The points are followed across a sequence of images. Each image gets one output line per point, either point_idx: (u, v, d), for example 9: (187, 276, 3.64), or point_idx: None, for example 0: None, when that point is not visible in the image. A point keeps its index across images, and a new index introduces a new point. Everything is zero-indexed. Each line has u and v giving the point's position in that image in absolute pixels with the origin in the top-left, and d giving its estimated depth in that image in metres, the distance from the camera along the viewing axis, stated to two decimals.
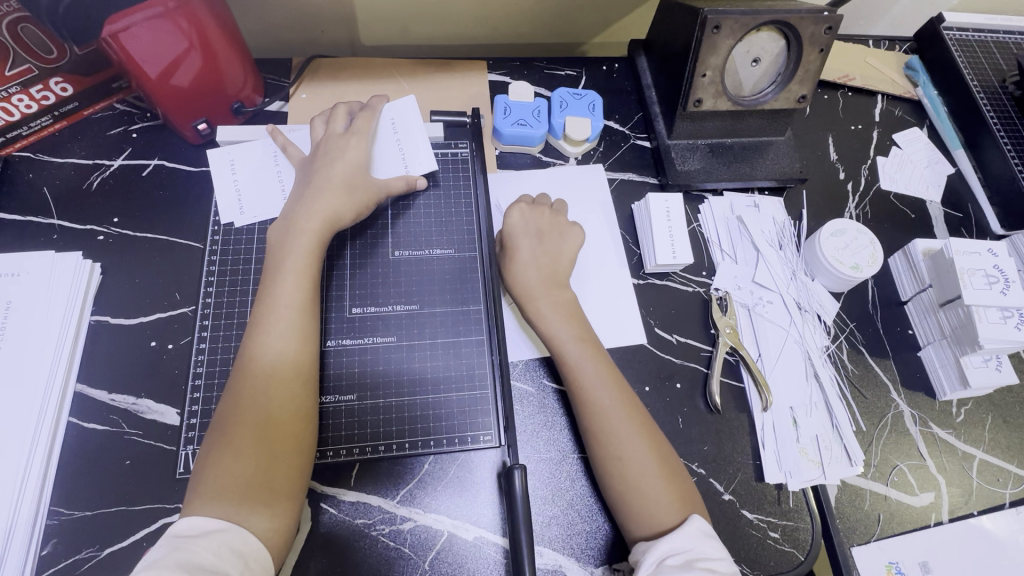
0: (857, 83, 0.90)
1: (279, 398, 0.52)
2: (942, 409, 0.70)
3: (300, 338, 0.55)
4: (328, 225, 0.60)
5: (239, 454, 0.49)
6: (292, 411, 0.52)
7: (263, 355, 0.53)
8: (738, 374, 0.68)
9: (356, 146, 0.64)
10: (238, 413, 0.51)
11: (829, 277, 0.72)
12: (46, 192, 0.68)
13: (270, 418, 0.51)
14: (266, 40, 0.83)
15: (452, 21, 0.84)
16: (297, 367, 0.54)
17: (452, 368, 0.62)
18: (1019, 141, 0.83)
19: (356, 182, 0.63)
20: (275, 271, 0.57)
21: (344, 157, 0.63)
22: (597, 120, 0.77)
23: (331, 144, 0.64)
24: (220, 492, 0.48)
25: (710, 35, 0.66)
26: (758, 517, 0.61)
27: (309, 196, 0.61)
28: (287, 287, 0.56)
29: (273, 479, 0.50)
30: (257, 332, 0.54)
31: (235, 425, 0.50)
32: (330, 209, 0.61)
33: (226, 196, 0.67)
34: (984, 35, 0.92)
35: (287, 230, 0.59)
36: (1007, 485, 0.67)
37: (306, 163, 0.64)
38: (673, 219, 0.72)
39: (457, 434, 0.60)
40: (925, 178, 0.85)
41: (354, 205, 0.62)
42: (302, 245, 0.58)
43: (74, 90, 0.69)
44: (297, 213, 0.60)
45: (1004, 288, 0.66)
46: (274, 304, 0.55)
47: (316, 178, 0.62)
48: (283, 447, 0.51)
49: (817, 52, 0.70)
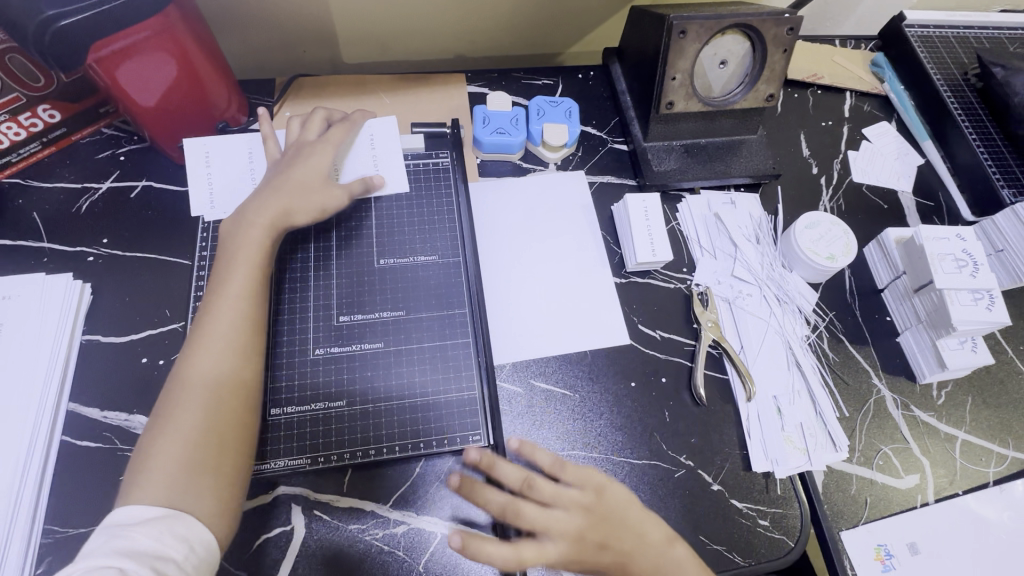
0: (825, 81, 0.93)
1: (214, 390, 0.53)
2: (923, 392, 0.71)
3: (243, 333, 0.56)
4: (277, 223, 0.62)
5: (175, 444, 0.50)
6: (230, 402, 0.53)
7: (205, 348, 0.55)
8: (722, 366, 0.69)
9: (323, 156, 0.66)
10: (176, 405, 0.52)
11: (807, 268, 0.74)
12: (36, 217, 0.69)
13: (207, 409, 0.52)
14: (249, 61, 0.85)
15: (431, 35, 0.86)
16: (241, 360, 0.55)
17: (421, 363, 0.63)
18: (983, 130, 0.86)
19: (316, 186, 0.65)
20: (226, 264, 0.59)
21: (306, 165, 0.65)
22: (573, 126, 0.79)
23: (297, 151, 0.67)
24: (156, 481, 0.49)
25: (677, 40, 0.69)
26: (747, 505, 0.62)
27: (263, 196, 0.63)
28: (235, 282, 0.58)
29: (213, 465, 0.51)
30: (202, 329, 0.56)
31: (174, 415, 0.52)
32: (283, 205, 0.62)
33: (197, 188, 0.69)
34: (945, 31, 0.95)
35: (239, 226, 0.61)
36: (990, 464, 0.68)
37: (273, 168, 0.66)
38: (652, 219, 0.73)
39: (409, 421, 0.61)
40: (895, 170, 0.88)
41: (312, 203, 0.64)
42: (253, 240, 0.60)
43: (62, 116, 0.71)
44: (252, 211, 0.62)
45: (973, 271, 0.68)
46: (222, 299, 0.57)
47: (279, 182, 0.64)
48: (219, 437, 0.52)
49: (781, 52, 0.72)
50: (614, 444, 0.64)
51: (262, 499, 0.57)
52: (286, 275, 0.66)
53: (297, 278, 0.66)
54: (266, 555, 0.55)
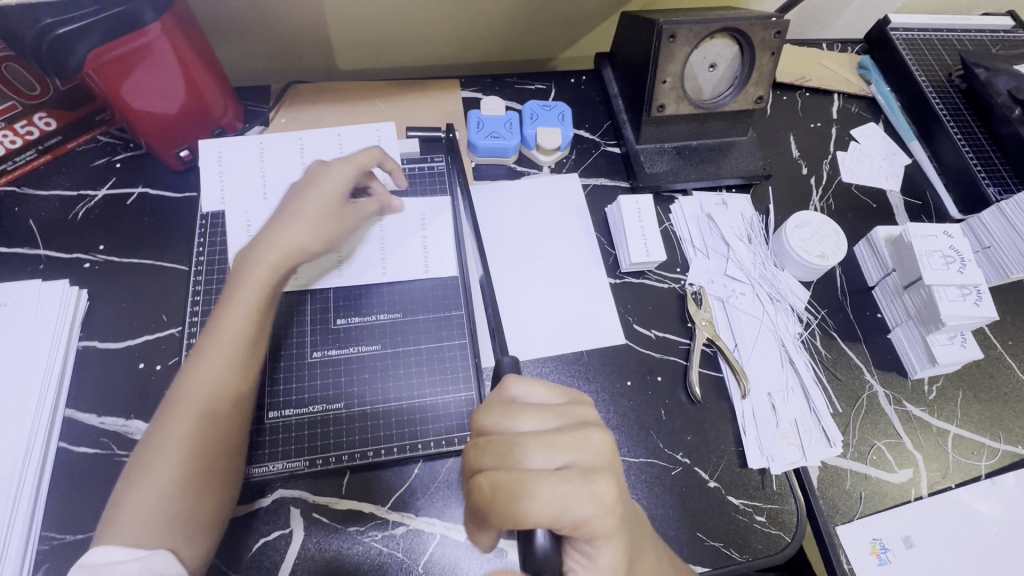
0: (813, 83, 0.95)
1: (197, 438, 0.52)
2: (914, 387, 0.72)
3: (232, 383, 0.55)
4: (284, 263, 0.61)
5: (151, 490, 0.50)
6: (211, 452, 0.52)
7: (190, 395, 0.54)
8: (716, 364, 0.70)
9: (339, 182, 0.64)
10: (158, 451, 0.51)
11: (798, 266, 0.75)
12: (32, 224, 0.69)
13: (186, 458, 0.51)
14: (244, 68, 0.86)
15: (425, 42, 0.87)
16: (228, 409, 0.54)
17: (411, 394, 0.62)
18: (968, 129, 0.87)
19: (329, 213, 0.64)
20: (227, 305, 0.58)
21: (315, 195, 0.63)
22: (566, 129, 0.80)
23: (312, 176, 0.65)
24: (130, 525, 0.49)
25: (666, 44, 0.70)
26: (744, 502, 0.63)
27: (278, 228, 0.62)
28: (230, 329, 0.57)
29: (188, 508, 0.50)
30: (190, 373, 0.55)
31: (153, 460, 0.51)
32: (290, 243, 0.61)
33: (207, 187, 0.69)
34: (929, 33, 0.98)
35: (247, 265, 0.60)
36: (982, 457, 0.69)
37: (289, 199, 0.64)
38: (645, 219, 0.74)
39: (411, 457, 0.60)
40: (883, 169, 0.89)
41: (321, 236, 0.63)
42: (257, 284, 0.59)
43: (58, 123, 0.71)
44: (258, 249, 0.61)
45: (961, 267, 0.69)
46: (216, 340, 0.56)
47: (291, 207, 0.63)
48: (196, 487, 0.51)
49: (769, 55, 0.74)
50: None
51: (260, 503, 0.57)
52: None
53: (295, 281, 0.66)
54: (265, 558, 0.55)
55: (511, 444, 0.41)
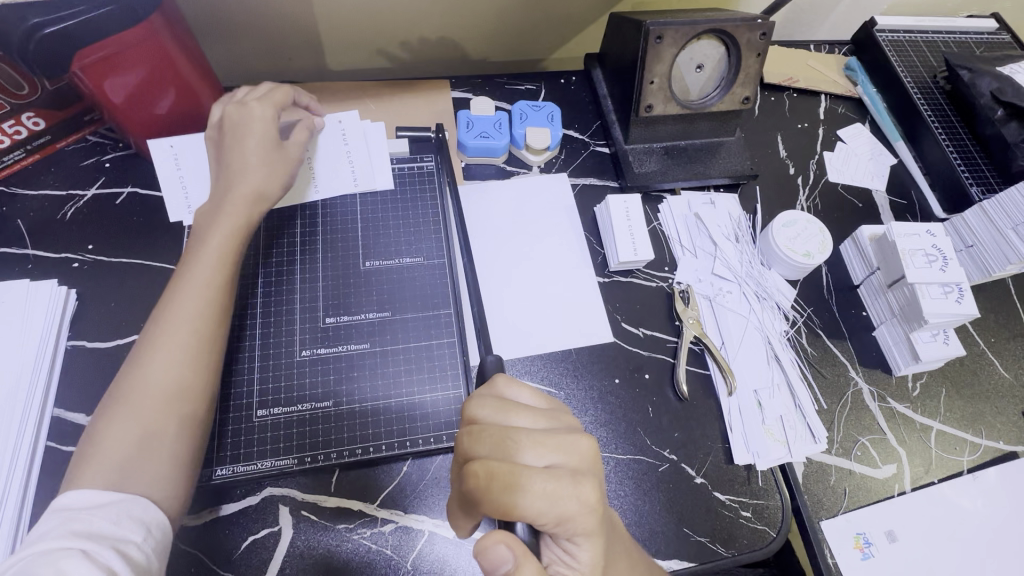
0: (801, 84, 0.96)
1: (162, 381, 0.52)
2: (898, 383, 0.73)
3: (197, 328, 0.55)
4: (245, 207, 0.62)
5: (123, 435, 0.50)
6: (172, 397, 0.52)
7: (160, 340, 0.54)
8: (704, 362, 0.71)
9: (267, 121, 0.64)
10: (122, 397, 0.52)
11: (784, 265, 0.76)
12: (21, 224, 0.69)
13: (151, 403, 0.52)
14: (234, 69, 0.86)
15: (415, 43, 0.87)
16: (194, 357, 0.54)
17: (400, 347, 0.65)
18: (952, 130, 0.89)
19: (275, 151, 0.64)
20: (194, 246, 0.60)
21: (247, 126, 0.63)
22: (556, 130, 0.81)
23: (234, 113, 0.64)
24: (100, 471, 0.49)
25: (653, 45, 0.71)
26: (730, 497, 0.64)
27: (232, 165, 0.62)
28: (198, 274, 0.58)
29: (159, 447, 0.51)
30: (154, 320, 0.56)
31: (119, 406, 0.52)
32: (251, 183, 0.62)
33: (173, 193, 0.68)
34: (915, 35, 0.99)
35: (210, 211, 0.62)
36: (964, 452, 0.70)
37: (217, 143, 0.65)
38: (633, 219, 0.75)
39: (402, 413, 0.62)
40: (869, 169, 0.90)
41: (278, 177, 0.64)
42: (220, 229, 0.60)
43: (46, 123, 0.71)
44: (222, 195, 0.62)
45: (943, 265, 0.70)
46: (188, 278, 0.57)
47: (234, 150, 0.63)
48: (165, 430, 0.51)
49: (755, 57, 0.75)
50: (600, 439, 0.65)
51: (249, 501, 0.57)
52: (274, 277, 0.67)
53: (285, 280, 0.67)
54: (254, 556, 0.55)
55: (505, 438, 0.41)
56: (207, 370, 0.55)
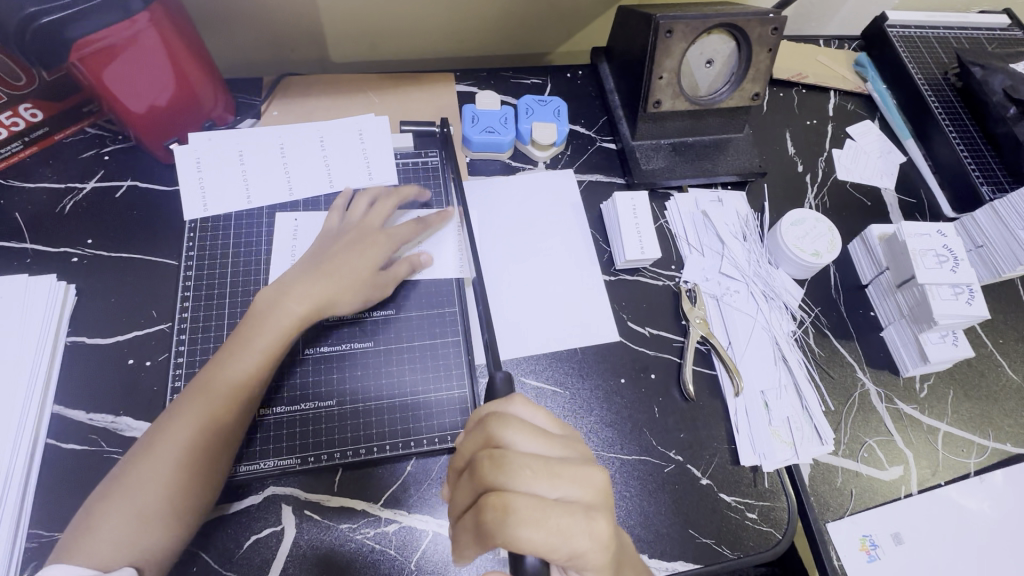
0: (810, 80, 0.94)
1: (177, 459, 0.51)
2: (906, 385, 0.72)
3: (221, 415, 0.54)
4: (313, 309, 0.60)
5: (135, 499, 0.50)
6: (183, 474, 0.51)
7: (197, 420, 0.53)
8: (710, 362, 0.70)
9: (381, 248, 0.65)
10: (142, 467, 0.51)
11: (793, 264, 0.75)
12: (19, 218, 0.68)
13: (158, 478, 0.51)
14: (235, 60, 0.84)
15: (419, 35, 0.86)
16: (212, 436, 0.53)
17: (419, 369, 0.63)
18: (963, 127, 0.87)
19: (364, 280, 0.63)
20: (249, 329, 0.58)
21: (334, 276, 0.61)
22: (562, 125, 0.79)
23: (353, 238, 0.65)
24: (90, 549, 0.48)
25: (663, 39, 0.70)
26: (735, 499, 0.63)
27: (310, 278, 0.61)
28: (250, 357, 0.56)
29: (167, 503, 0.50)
30: (198, 396, 0.54)
31: (131, 474, 0.51)
32: (328, 295, 0.61)
33: (190, 194, 0.69)
34: (926, 31, 0.97)
35: (269, 307, 0.59)
36: (971, 455, 0.70)
37: (312, 260, 0.63)
38: (640, 216, 0.74)
39: (425, 433, 0.60)
40: (878, 167, 0.89)
41: (361, 292, 0.63)
42: (279, 323, 0.58)
43: (44, 115, 0.70)
44: (294, 290, 0.60)
45: (954, 266, 0.69)
46: (282, 312, 0.59)
47: (330, 269, 0.62)
48: (156, 508, 0.50)
49: (767, 52, 0.73)
50: (605, 440, 0.64)
51: (250, 501, 0.57)
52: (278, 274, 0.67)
53: None
54: (256, 556, 0.55)
55: (526, 467, 0.40)
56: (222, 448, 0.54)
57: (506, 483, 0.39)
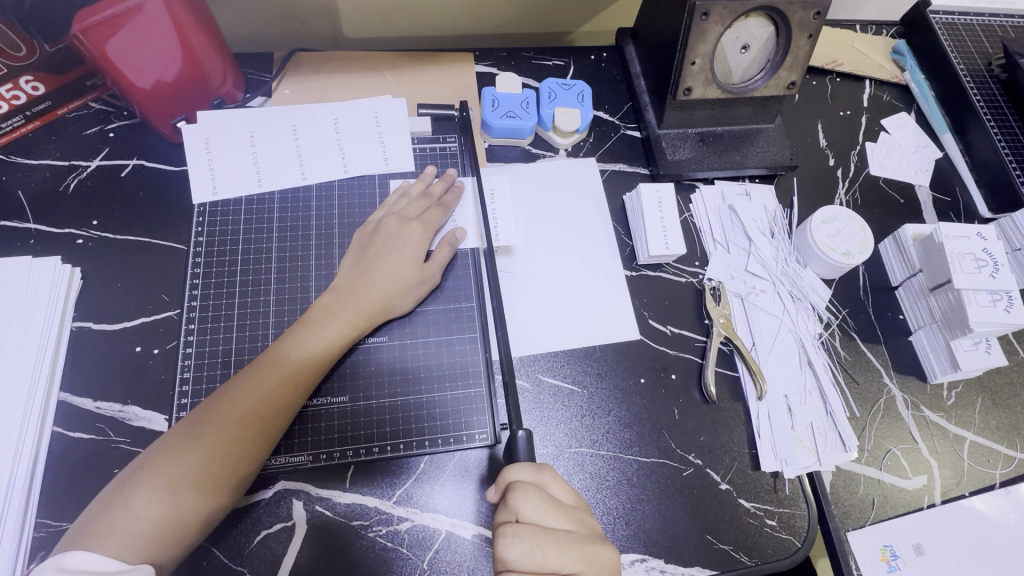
0: (845, 68, 0.90)
1: (223, 451, 0.50)
2: (933, 392, 0.70)
3: (271, 412, 0.53)
4: (365, 317, 0.59)
5: (158, 488, 0.48)
6: (229, 466, 0.50)
7: (246, 413, 0.52)
8: (733, 363, 0.68)
9: (418, 237, 0.64)
10: (184, 455, 0.49)
11: (821, 264, 0.72)
12: (21, 196, 0.65)
13: (200, 469, 0.49)
14: (242, 33, 0.80)
15: (436, 11, 0.82)
16: (262, 432, 0.52)
17: (446, 365, 0.62)
18: (1005, 122, 0.83)
19: (413, 272, 0.62)
20: (304, 329, 0.57)
21: (385, 276, 0.61)
22: (586, 111, 0.76)
23: (393, 228, 0.64)
24: (123, 535, 0.46)
25: (698, 22, 0.65)
26: (755, 505, 0.62)
27: (356, 284, 0.60)
28: (301, 356, 0.55)
29: (190, 497, 0.48)
30: (247, 389, 0.53)
31: (170, 460, 0.49)
32: (382, 296, 0.60)
33: (198, 175, 0.67)
34: (970, 18, 0.92)
35: (323, 311, 0.58)
36: (997, 465, 0.68)
37: (352, 257, 0.63)
38: (665, 210, 0.71)
39: (452, 434, 0.59)
40: (913, 163, 0.85)
41: (409, 292, 0.62)
42: (332, 330, 0.57)
43: (46, 88, 0.67)
44: (349, 294, 0.59)
45: (993, 271, 0.66)
46: (333, 315, 0.58)
47: (376, 260, 0.62)
48: (195, 499, 0.49)
49: (806, 38, 0.69)
50: (620, 441, 0.62)
51: (261, 494, 0.56)
52: (288, 262, 0.65)
53: (300, 267, 0.65)
54: (266, 551, 0.54)
55: (536, 547, 0.45)
56: (269, 445, 0.53)
57: (518, 560, 0.45)
